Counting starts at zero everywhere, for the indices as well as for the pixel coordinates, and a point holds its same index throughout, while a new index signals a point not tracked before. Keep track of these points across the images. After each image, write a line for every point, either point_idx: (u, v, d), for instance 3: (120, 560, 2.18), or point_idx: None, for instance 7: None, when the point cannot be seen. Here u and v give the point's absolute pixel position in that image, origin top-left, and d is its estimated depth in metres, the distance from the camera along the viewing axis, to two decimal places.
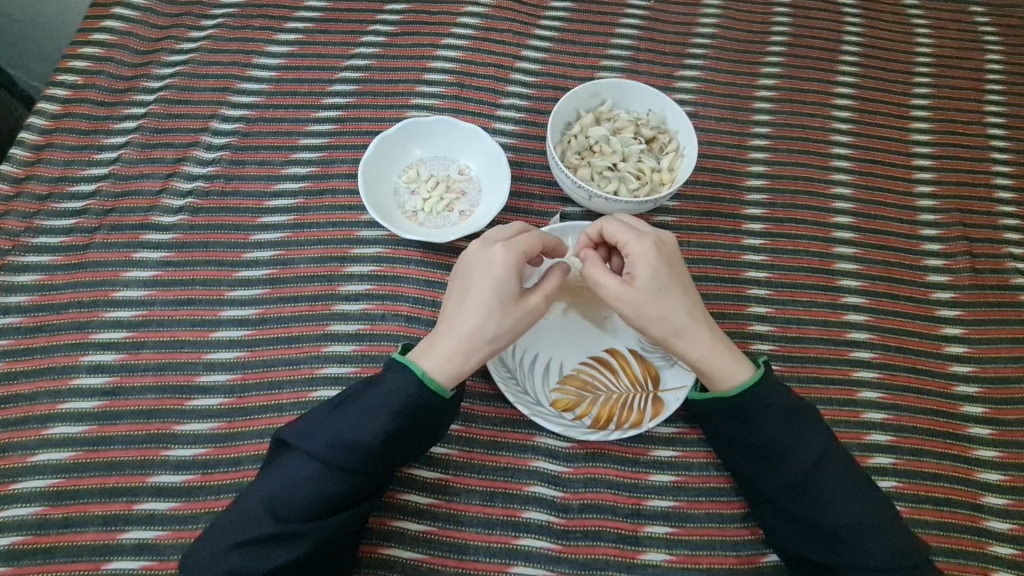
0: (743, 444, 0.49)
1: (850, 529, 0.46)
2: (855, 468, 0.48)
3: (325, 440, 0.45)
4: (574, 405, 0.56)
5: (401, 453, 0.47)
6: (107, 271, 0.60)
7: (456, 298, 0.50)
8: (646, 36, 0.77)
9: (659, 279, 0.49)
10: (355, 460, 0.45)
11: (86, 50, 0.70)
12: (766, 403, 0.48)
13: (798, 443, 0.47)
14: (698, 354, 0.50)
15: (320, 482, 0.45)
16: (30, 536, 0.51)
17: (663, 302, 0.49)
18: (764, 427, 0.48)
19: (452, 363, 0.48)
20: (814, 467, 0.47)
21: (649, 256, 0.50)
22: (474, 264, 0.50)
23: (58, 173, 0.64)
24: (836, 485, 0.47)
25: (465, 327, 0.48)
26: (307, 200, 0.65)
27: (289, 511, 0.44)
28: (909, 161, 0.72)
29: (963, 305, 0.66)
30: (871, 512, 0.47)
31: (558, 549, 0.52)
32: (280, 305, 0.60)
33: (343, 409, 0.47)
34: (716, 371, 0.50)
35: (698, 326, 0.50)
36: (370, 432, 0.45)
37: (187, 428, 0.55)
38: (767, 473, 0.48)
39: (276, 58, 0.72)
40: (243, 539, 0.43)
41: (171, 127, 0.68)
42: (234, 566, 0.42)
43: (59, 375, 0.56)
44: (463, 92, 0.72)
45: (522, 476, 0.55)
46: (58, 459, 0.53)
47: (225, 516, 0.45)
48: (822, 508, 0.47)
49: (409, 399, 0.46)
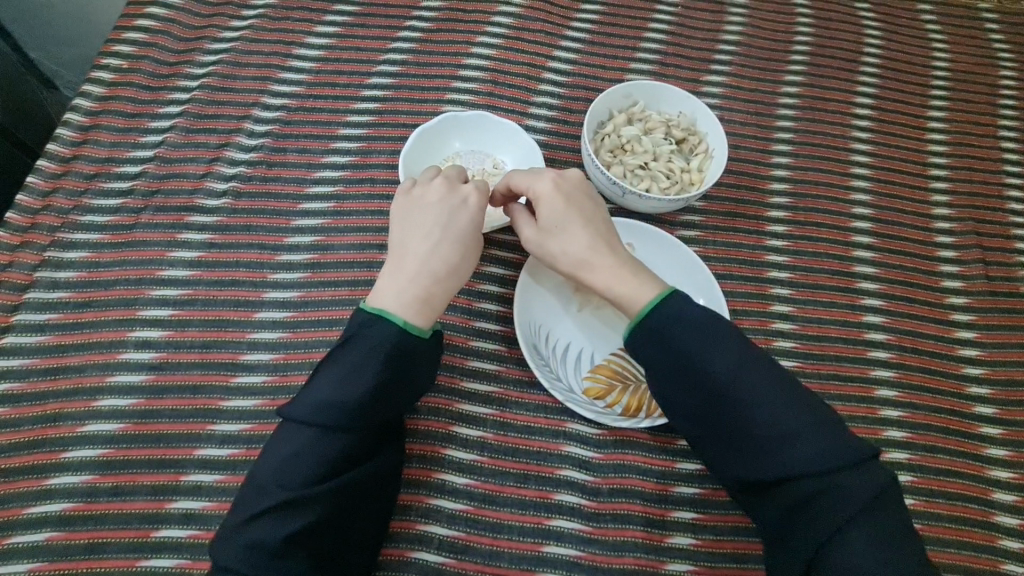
0: (662, 365, 0.48)
1: (776, 435, 0.44)
2: (779, 374, 0.46)
3: (317, 405, 0.46)
4: (604, 393, 0.58)
5: (393, 403, 0.48)
6: (153, 250, 0.62)
7: (419, 245, 0.53)
8: (674, 41, 0.79)
9: (559, 213, 0.53)
10: (347, 416, 0.46)
11: (131, 36, 0.72)
12: (675, 315, 0.48)
13: (708, 351, 0.46)
14: (604, 283, 0.51)
15: (319, 444, 0.45)
16: (80, 503, 0.52)
17: (564, 237, 0.52)
18: (676, 335, 0.47)
19: (426, 305, 0.51)
20: (727, 377, 0.46)
21: (550, 194, 0.53)
22: (432, 210, 0.54)
23: (106, 154, 0.66)
24: (752, 390, 0.45)
25: (435, 265, 0.52)
26: (346, 189, 0.67)
27: (295, 478, 0.44)
28: (926, 171, 0.75)
29: (976, 310, 0.68)
30: (802, 416, 0.44)
31: (589, 530, 0.54)
32: (321, 289, 0.62)
33: (326, 371, 0.47)
34: (622, 295, 0.50)
35: (601, 255, 0.52)
36: (358, 388, 0.46)
37: (231, 404, 0.56)
38: (685, 392, 0.47)
39: (316, 50, 0.74)
40: (255, 512, 0.44)
41: (215, 113, 0.70)
42: (254, 537, 0.43)
43: (107, 350, 0.57)
44: (497, 89, 0.74)
45: (554, 459, 0.57)
46: (107, 430, 0.54)
47: (241, 495, 0.46)
48: (744, 417, 0.45)
49: (392, 349, 0.47)
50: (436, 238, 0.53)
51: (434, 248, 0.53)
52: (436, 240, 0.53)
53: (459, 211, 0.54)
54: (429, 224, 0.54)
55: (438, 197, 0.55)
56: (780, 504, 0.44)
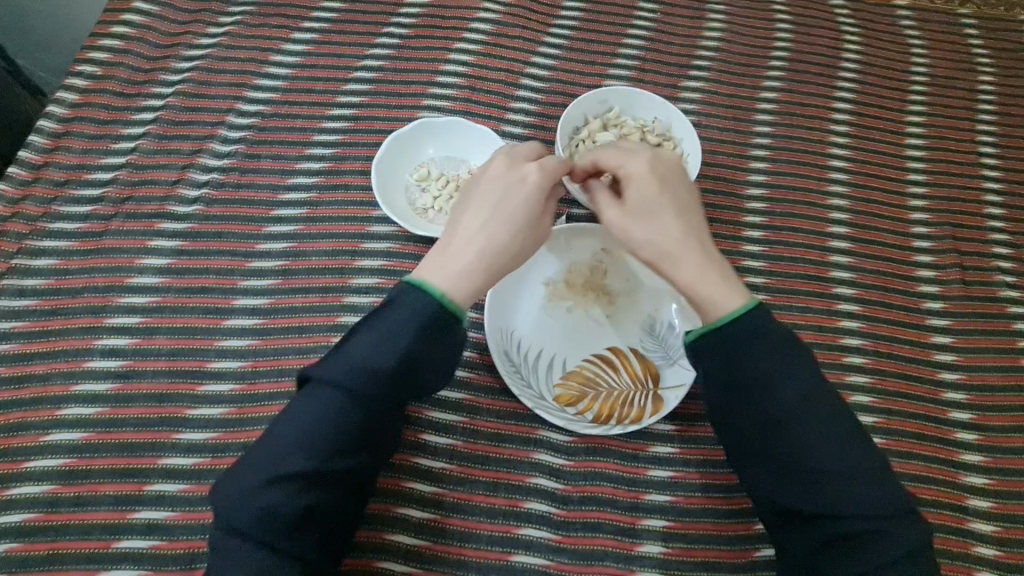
0: (729, 384, 0.45)
1: (834, 474, 0.43)
2: (846, 413, 0.45)
3: (347, 371, 0.43)
4: (576, 400, 0.58)
5: (422, 379, 0.45)
6: (123, 258, 0.62)
7: (470, 214, 0.50)
8: (652, 47, 0.79)
9: (649, 196, 0.50)
10: (376, 387, 0.43)
11: (106, 42, 0.72)
12: (757, 335, 0.45)
13: (785, 379, 0.44)
14: (687, 279, 0.48)
15: (345, 412, 0.44)
16: (41, 514, 0.51)
17: (650, 223, 0.49)
18: (754, 358, 0.44)
19: (469, 281, 0.47)
20: (799, 407, 0.44)
21: (642, 173, 0.51)
22: (493, 178, 0.51)
23: (77, 161, 0.66)
24: (819, 425, 0.43)
25: (483, 240, 0.48)
26: (319, 195, 0.67)
27: (314, 445, 0.43)
28: (904, 176, 0.75)
29: (952, 315, 0.68)
30: (863, 460, 0.43)
31: (558, 539, 0.54)
32: (292, 296, 0.61)
33: (357, 337, 0.44)
34: (704, 295, 0.47)
35: (688, 250, 0.48)
36: (389, 360, 0.43)
37: (198, 413, 0.56)
38: (750, 413, 0.45)
39: (293, 56, 0.74)
40: (271, 477, 0.42)
41: (189, 119, 0.69)
42: (264, 503, 0.41)
43: (73, 358, 0.57)
44: (474, 95, 0.74)
45: (524, 467, 0.56)
46: (71, 439, 0.54)
47: (253, 452, 0.44)
48: (806, 451, 0.43)
49: (427, 321, 0.44)
50: (490, 208, 0.50)
51: (486, 220, 0.49)
52: (488, 212, 0.50)
53: (524, 184, 0.50)
54: (487, 192, 0.50)
55: (504, 165, 0.52)
56: (816, 537, 0.44)
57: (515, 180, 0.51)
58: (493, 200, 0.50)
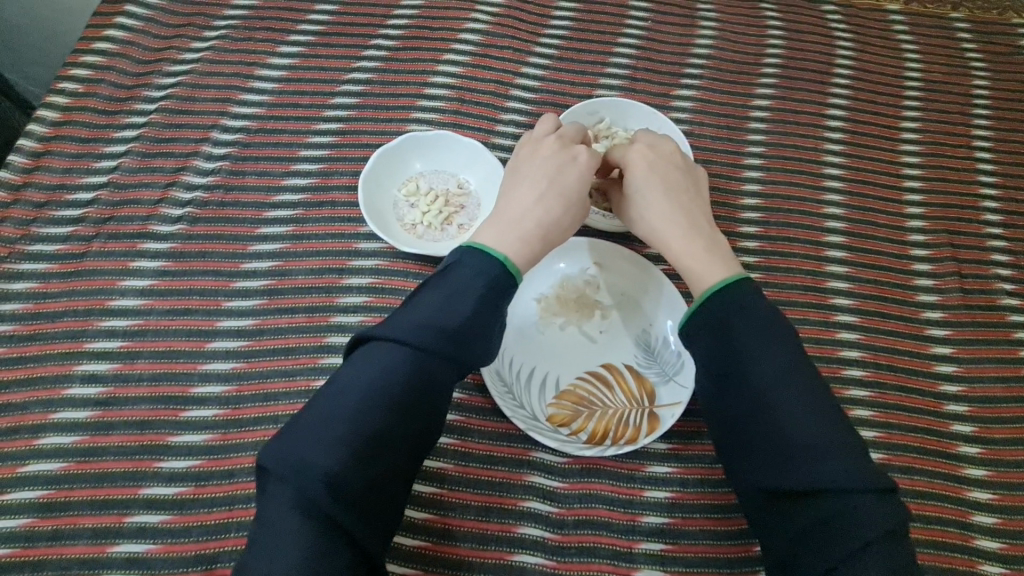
0: (709, 358, 0.46)
1: (810, 445, 0.41)
2: (823, 392, 0.43)
3: (415, 327, 0.43)
4: (569, 420, 0.56)
5: (488, 339, 0.45)
6: (103, 280, 0.60)
7: (526, 189, 0.54)
8: (643, 55, 0.78)
9: (642, 182, 0.55)
10: (446, 344, 0.43)
11: (88, 59, 0.71)
12: (734, 307, 0.47)
13: (762, 350, 0.44)
14: (675, 253, 0.53)
15: (412, 370, 0.42)
16: (18, 549, 0.50)
17: (642, 204, 0.55)
18: (731, 329, 0.46)
19: (527, 247, 0.51)
20: (775, 378, 0.43)
21: (635, 162, 0.56)
22: (546, 157, 0.56)
23: (57, 180, 0.64)
24: (796, 399, 0.43)
25: (539, 212, 0.53)
26: (306, 212, 0.65)
27: (378, 405, 0.41)
28: (900, 183, 0.74)
29: (952, 324, 0.67)
30: (840, 435, 0.41)
31: (553, 565, 0.52)
32: (278, 316, 0.60)
33: (424, 297, 0.45)
34: (687, 267, 0.52)
35: (675, 228, 0.54)
36: (459, 316, 0.44)
37: (180, 439, 0.54)
38: (730, 387, 0.45)
39: (279, 70, 0.73)
40: (329, 440, 0.39)
41: (172, 136, 0.68)
42: (325, 464, 0.38)
43: (52, 385, 0.55)
44: (464, 107, 0.73)
45: (517, 490, 0.55)
46: (49, 470, 0.52)
47: (304, 418, 0.41)
48: (782, 424, 0.42)
49: (492, 281, 0.47)
50: (543, 184, 0.54)
51: (542, 194, 0.54)
52: (544, 187, 0.54)
53: (575, 163, 0.55)
54: (542, 169, 0.55)
55: (556, 146, 0.56)
56: (802, 522, 0.41)
57: (568, 159, 0.55)
58: (547, 176, 0.55)
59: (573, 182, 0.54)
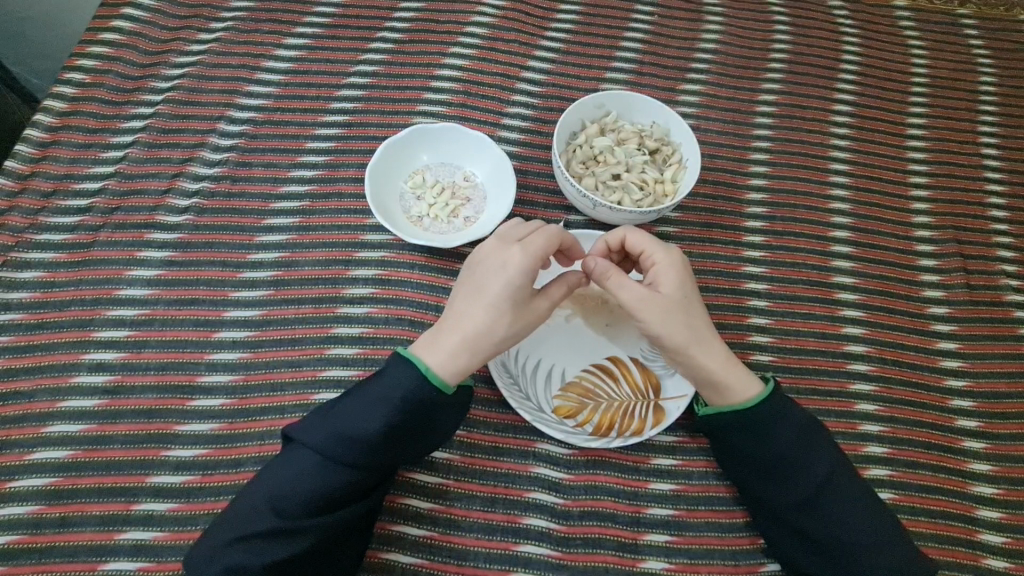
0: (758, 460, 0.50)
1: (864, 545, 0.47)
2: (861, 484, 0.50)
3: (328, 434, 0.46)
4: (575, 412, 0.56)
5: (403, 447, 0.48)
6: (110, 270, 0.60)
7: (462, 295, 0.51)
8: (650, 50, 0.78)
9: (684, 288, 0.52)
10: (357, 454, 0.46)
11: (95, 50, 0.71)
12: (782, 415, 0.50)
13: (811, 458, 0.49)
14: (717, 366, 0.51)
15: (323, 475, 0.45)
16: (25, 535, 0.50)
17: (687, 310, 0.51)
18: (779, 439, 0.49)
19: (456, 360, 0.49)
20: (825, 483, 0.48)
21: (675, 265, 0.53)
22: (483, 257, 0.52)
23: (64, 170, 0.65)
24: (846, 499, 0.48)
25: (469, 324, 0.50)
26: (312, 204, 0.66)
27: (292, 507, 0.45)
28: (906, 178, 0.74)
29: (957, 320, 0.67)
30: (882, 526, 0.48)
31: (558, 556, 0.52)
32: (284, 307, 0.60)
33: (346, 404, 0.48)
34: (732, 383, 0.51)
35: (716, 342, 0.52)
36: (371, 426, 0.46)
37: (187, 428, 0.55)
38: (781, 489, 0.49)
39: (285, 62, 0.73)
40: (245, 533, 0.44)
41: (179, 127, 0.68)
42: (234, 560, 0.43)
43: (59, 373, 0.55)
44: (470, 100, 0.73)
45: (523, 481, 0.55)
46: (56, 458, 0.53)
47: (229, 509, 0.46)
48: (834, 524, 0.48)
49: (408, 393, 0.47)
50: (477, 290, 0.51)
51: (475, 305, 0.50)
52: (476, 292, 0.51)
53: (512, 266, 0.50)
54: (479, 273, 0.51)
55: (495, 244, 0.52)
56: None
57: (499, 263, 0.51)
58: (481, 280, 0.51)
59: (503, 293, 0.50)
